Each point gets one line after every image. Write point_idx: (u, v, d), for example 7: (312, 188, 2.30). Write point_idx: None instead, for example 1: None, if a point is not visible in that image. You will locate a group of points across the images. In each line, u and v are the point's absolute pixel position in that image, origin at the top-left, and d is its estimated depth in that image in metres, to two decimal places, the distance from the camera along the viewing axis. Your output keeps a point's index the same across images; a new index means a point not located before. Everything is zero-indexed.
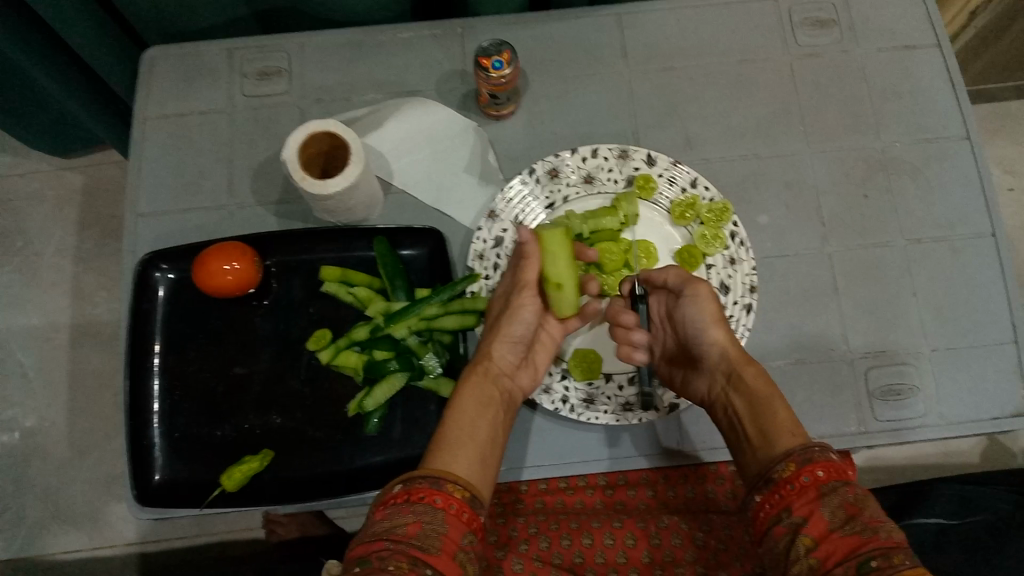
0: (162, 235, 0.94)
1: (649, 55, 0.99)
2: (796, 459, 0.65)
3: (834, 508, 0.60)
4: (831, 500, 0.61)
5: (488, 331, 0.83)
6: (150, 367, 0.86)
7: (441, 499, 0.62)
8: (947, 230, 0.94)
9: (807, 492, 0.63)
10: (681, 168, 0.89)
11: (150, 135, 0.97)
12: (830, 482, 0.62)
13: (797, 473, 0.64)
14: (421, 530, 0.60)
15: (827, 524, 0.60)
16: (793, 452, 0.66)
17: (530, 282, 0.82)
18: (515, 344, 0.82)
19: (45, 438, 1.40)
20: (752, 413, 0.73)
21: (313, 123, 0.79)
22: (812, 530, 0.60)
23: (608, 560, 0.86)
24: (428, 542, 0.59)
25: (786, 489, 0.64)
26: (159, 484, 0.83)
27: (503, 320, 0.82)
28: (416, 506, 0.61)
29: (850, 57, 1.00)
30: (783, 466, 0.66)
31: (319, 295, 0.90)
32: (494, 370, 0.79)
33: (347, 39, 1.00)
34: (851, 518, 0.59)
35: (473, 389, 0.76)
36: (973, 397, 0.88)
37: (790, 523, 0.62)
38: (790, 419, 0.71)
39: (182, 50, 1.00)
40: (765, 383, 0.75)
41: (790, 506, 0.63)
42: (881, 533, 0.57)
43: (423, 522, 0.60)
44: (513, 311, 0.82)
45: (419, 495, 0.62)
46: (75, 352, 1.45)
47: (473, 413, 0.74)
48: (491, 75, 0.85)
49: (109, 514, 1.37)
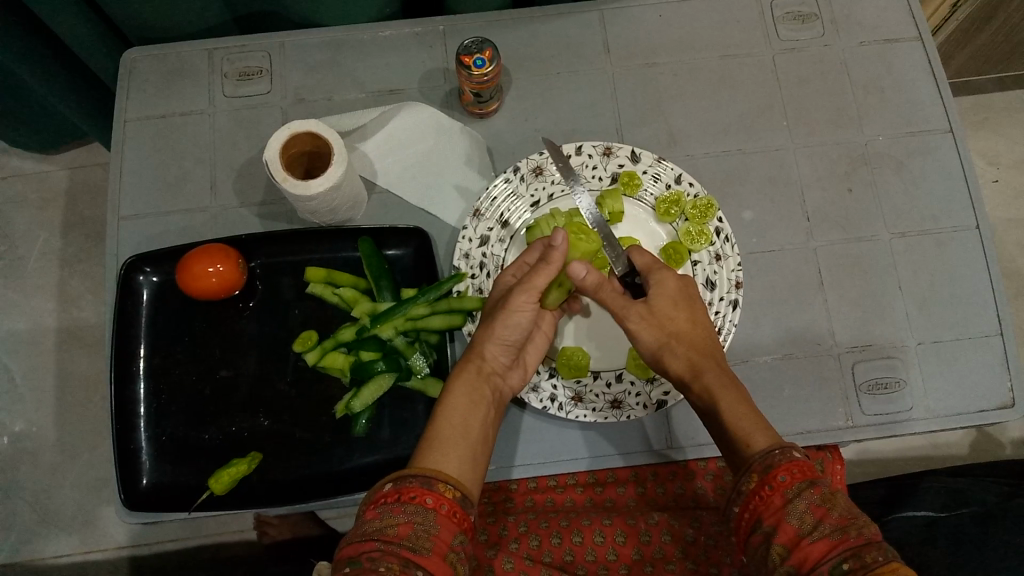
0: (145, 238, 0.93)
1: (632, 51, 0.99)
2: (757, 469, 0.64)
3: (801, 514, 0.60)
4: (798, 506, 0.60)
5: (483, 323, 0.78)
6: (135, 371, 0.86)
7: (432, 499, 0.62)
8: (931, 223, 0.94)
9: (773, 501, 0.62)
10: (665, 164, 0.89)
11: (132, 137, 0.96)
12: (795, 486, 0.62)
13: (762, 482, 0.63)
14: (412, 531, 0.59)
15: (796, 531, 0.59)
16: (755, 462, 0.64)
17: (536, 289, 0.75)
18: (510, 345, 0.78)
19: (33, 443, 1.40)
20: (715, 424, 0.71)
21: (294, 124, 0.79)
22: (784, 538, 0.60)
23: (598, 557, 0.86)
24: (419, 543, 0.59)
25: (753, 499, 0.64)
26: (147, 488, 0.83)
27: (501, 320, 0.76)
28: (406, 506, 0.61)
29: (833, 51, 1.00)
30: (747, 478, 0.64)
31: (304, 296, 0.89)
32: (486, 370, 0.77)
33: (329, 39, 0.99)
34: (819, 521, 0.59)
35: (465, 389, 0.74)
36: (958, 389, 0.88)
37: (762, 533, 0.62)
38: (751, 434, 0.67)
39: (163, 52, 0.99)
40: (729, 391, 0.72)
41: (760, 516, 0.62)
42: (851, 533, 0.57)
43: (414, 522, 0.60)
44: (509, 315, 0.76)
45: (411, 493, 0.62)
46: (62, 356, 1.44)
47: (464, 417, 0.72)
48: (473, 73, 0.84)
49: (99, 518, 1.36)
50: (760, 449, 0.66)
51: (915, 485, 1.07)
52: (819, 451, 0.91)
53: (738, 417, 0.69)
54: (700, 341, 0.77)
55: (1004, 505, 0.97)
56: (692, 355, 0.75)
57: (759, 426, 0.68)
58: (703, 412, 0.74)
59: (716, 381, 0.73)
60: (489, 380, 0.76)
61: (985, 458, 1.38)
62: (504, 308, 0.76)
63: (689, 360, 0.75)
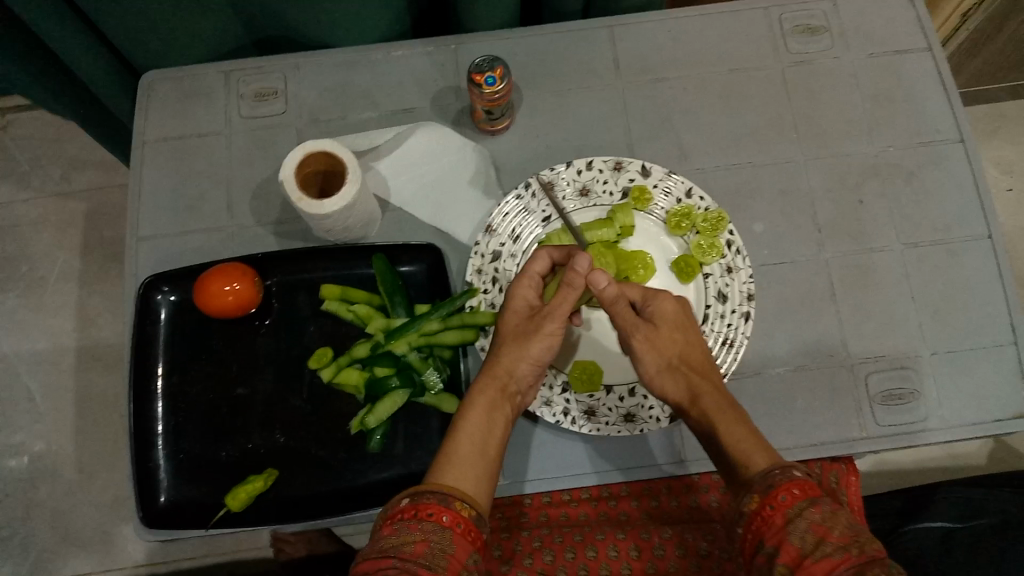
0: (163, 257, 0.95)
1: (642, 66, 1.00)
2: (758, 490, 0.64)
3: (803, 532, 0.60)
4: (799, 525, 0.60)
5: (504, 342, 0.78)
6: (153, 389, 0.87)
7: (449, 517, 0.62)
8: (943, 233, 0.94)
9: (775, 520, 0.62)
10: (675, 178, 0.90)
11: (150, 159, 0.98)
12: (796, 505, 0.62)
13: (763, 502, 0.63)
14: (429, 549, 0.60)
15: (798, 550, 0.59)
16: (754, 483, 0.65)
17: (562, 313, 0.77)
18: (539, 365, 0.78)
19: (53, 462, 1.41)
20: (714, 446, 0.72)
21: (309, 144, 0.80)
22: (786, 558, 0.59)
23: (613, 571, 0.86)
24: (434, 562, 0.59)
25: (756, 519, 0.64)
26: (164, 505, 0.84)
27: (533, 342, 0.77)
28: (423, 524, 0.61)
29: (842, 63, 1.00)
30: (748, 499, 0.65)
31: (319, 313, 0.90)
32: (511, 388, 0.77)
33: (341, 59, 1.01)
34: (821, 540, 0.59)
35: (486, 404, 0.74)
36: (973, 399, 0.87)
37: (766, 553, 0.61)
38: (750, 454, 0.68)
39: (180, 75, 1.01)
40: (726, 411, 0.72)
41: (762, 537, 0.62)
42: (854, 552, 0.57)
43: (430, 541, 0.60)
44: (545, 339, 0.77)
45: (428, 510, 0.62)
46: (81, 375, 1.46)
47: (484, 433, 0.72)
48: (484, 90, 0.85)
49: (118, 536, 1.37)
50: (758, 470, 0.66)
51: (932, 496, 1.06)
52: (833, 462, 0.91)
53: (736, 440, 0.69)
54: (693, 370, 0.77)
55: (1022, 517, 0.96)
56: (692, 378, 0.76)
57: (758, 446, 0.68)
58: (699, 433, 0.75)
59: (713, 405, 0.73)
60: (512, 399, 0.77)
61: (1005, 469, 1.36)
62: (537, 331, 0.77)
63: (688, 383, 0.76)
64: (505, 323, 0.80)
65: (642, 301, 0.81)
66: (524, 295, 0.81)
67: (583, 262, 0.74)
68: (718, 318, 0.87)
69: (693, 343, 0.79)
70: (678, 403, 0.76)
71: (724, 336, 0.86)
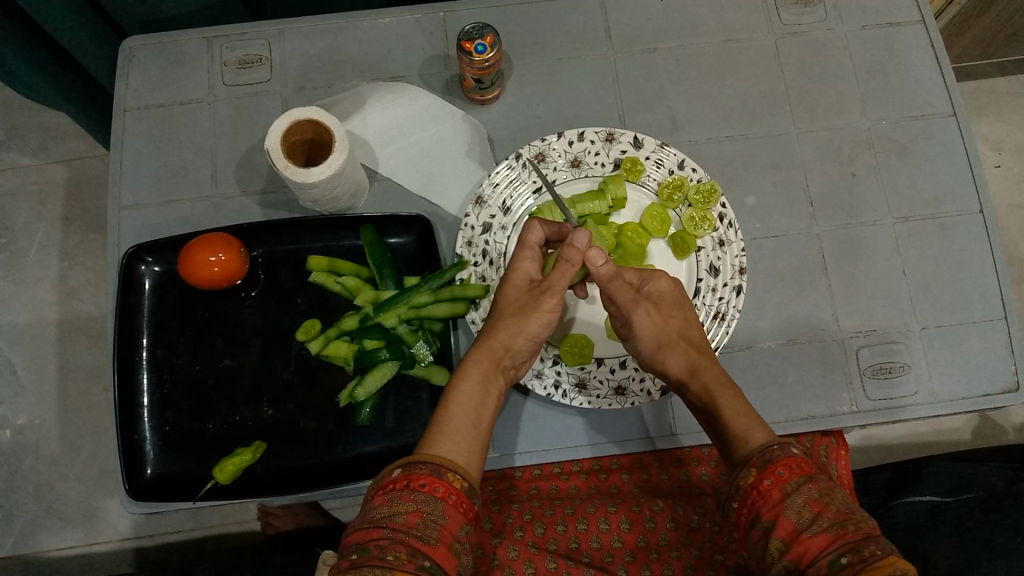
0: (147, 228, 0.93)
1: (634, 37, 0.99)
2: (756, 464, 0.64)
3: (799, 508, 0.60)
4: (795, 500, 0.60)
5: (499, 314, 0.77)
6: (137, 363, 0.85)
7: (442, 489, 0.62)
8: (934, 207, 0.94)
9: (771, 495, 0.62)
10: (668, 149, 0.89)
11: (132, 127, 0.96)
12: (793, 480, 0.61)
13: (760, 477, 0.63)
14: (421, 520, 0.59)
15: (794, 525, 0.59)
16: (752, 457, 0.65)
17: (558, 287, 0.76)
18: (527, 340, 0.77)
19: (35, 436, 1.40)
20: (710, 421, 0.72)
21: (294, 111, 0.78)
22: (782, 533, 0.60)
23: (603, 545, 0.86)
24: (428, 533, 0.59)
25: (751, 493, 0.64)
26: (150, 479, 0.83)
27: (534, 316, 0.76)
28: (416, 495, 0.60)
29: (835, 35, 0.99)
30: (745, 473, 0.64)
31: (306, 285, 0.89)
32: (505, 361, 0.76)
33: (328, 26, 0.99)
34: (817, 516, 0.59)
35: (477, 377, 0.73)
36: (962, 373, 0.88)
37: (761, 528, 0.62)
38: (748, 430, 0.68)
39: (161, 41, 0.99)
40: (724, 385, 0.73)
41: (758, 511, 0.62)
42: (849, 528, 0.58)
43: (423, 511, 0.60)
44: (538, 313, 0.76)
45: (421, 481, 0.61)
46: (63, 349, 1.44)
47: (476, 405, 0.71)
48: (474, 59, 0.84)
49: (102, 510, 1.36)
50: (757, 445, 0.66)
51: (919, 469, 1.06)
52: (824, 434, 0.93)
53: (736, 415, 0.70)
54: (688, 350, 0.77)
55: (1007, 490, 0.97)
56: (692, 355, 0.76)
57: (755, 423, 0.68)
58: (697, 408, 0.75)
59: (711, 382, 0.73)
60: (505, 372, 0.76)
61: (989, 443, 1.38)
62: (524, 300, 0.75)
63: (689, 358, 0.76)
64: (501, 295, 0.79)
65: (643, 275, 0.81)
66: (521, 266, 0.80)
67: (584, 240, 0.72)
68: (709, 291, 0.86)
69: (688, 323, 0.79)
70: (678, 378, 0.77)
71: (714, 309, 0.86)
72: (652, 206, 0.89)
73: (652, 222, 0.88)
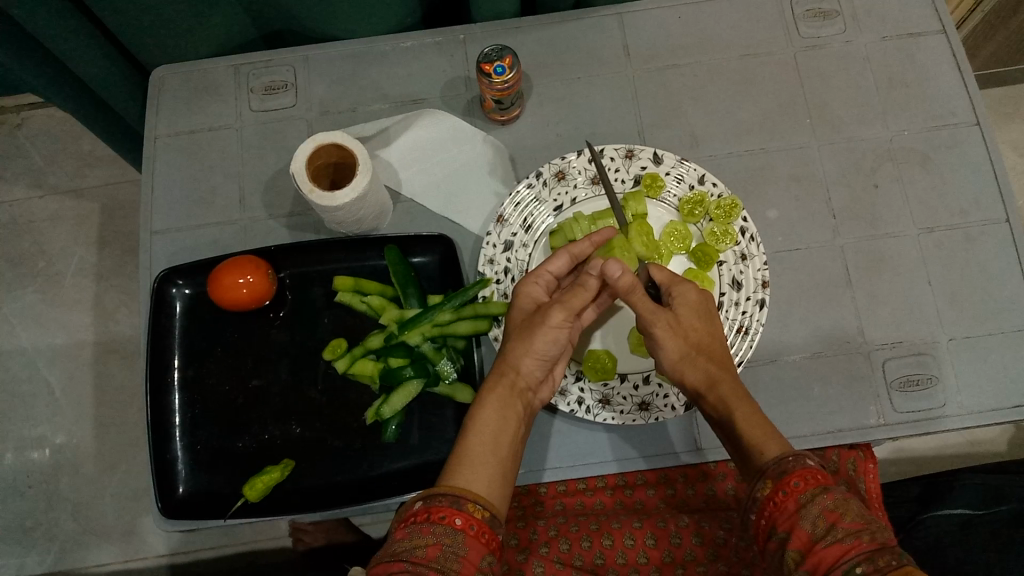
0: (178, 251, 0.95)
1: (652, 54, 0.99)
2: (772, 475, 0.64)
3: (814, 518, 0.60)
4: (811, 510, 0.60)
5: (514, 337, 0.79)
6: (169, 383, 0.87)
7: (462, 520, 0.62)
8: (960, 217, 0.93)
9: (787, 506, 0.62)
10: (688, 165, 0.89)
11: (163, 153, 0.98)
12: (808, 491, 0.61)
13: (775, 488, 0.63)
14: (441, 553, 0.60)
15: (809, 536, 0.60)
16: (768, 468, 0.65)
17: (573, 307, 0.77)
18: (546, 360, 0.78)
19: (73, 454, 1.43)
20: (727, 433, 0.72)
21: (320, 135, 0.80)
22: (798, 543, 0.60)
23: (629, 560, 0.87)
24: (447, 565, 0.59)
25: (768, 505, 0.64)
26: (183, 497, 0.85)
27: (541, 334, 0.77)
28: (435, 527, 0.62)
29: (854, 47, 0.99)
30: (761, 484, 0.65)
31: (333, 305, 0.91)
32: (520, 385, 0.77)
33: (351, 51, 1.01)
34: (832, 526, 0.59)
35: (497, 403, 0.75)
36: (991, 384, 0.87)
37: (778, 539, 0.62)
38: (763, 440, 0.68)
39: (190, 69, 1.01)
40: (741, 398, 0.72)
41: (774, 523, 0.63)
42: (864, 537, 0.57)
43: (442, 544, 0.61)
44: (550, 333, 0.77)
45: (441, 514, 0.62)
46: (100, 369, 1.47)
47: (496, 432, 0.73)
48: (494, 80, 0.85)
49: (139, 527, 1.39)
50: (772, 456, 0.66)
51: (950, 482, 1.05)
52: (850, 448, 0.92)
53: (750, 425, 0.70)
54: (707, 359, 0.76)
55: None
56: (709, 366, 0.76)
57: (771, 435, 0.68)
58: (715, 420, 0.75)
59: (730, 392, 0.73)
60: (522, 396, 0.77)
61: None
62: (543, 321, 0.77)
63: (707, 370, 0.76)
64: (514, 320, 0.81)
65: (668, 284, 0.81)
66: (530, 291, 0.82)
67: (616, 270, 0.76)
68: (733, 305, 0.86)
69: (715, 333, 0.79)
70: (696, 390, 0.76)
71: (738, 323, 0.85)
72: (674, 222, 0.90)
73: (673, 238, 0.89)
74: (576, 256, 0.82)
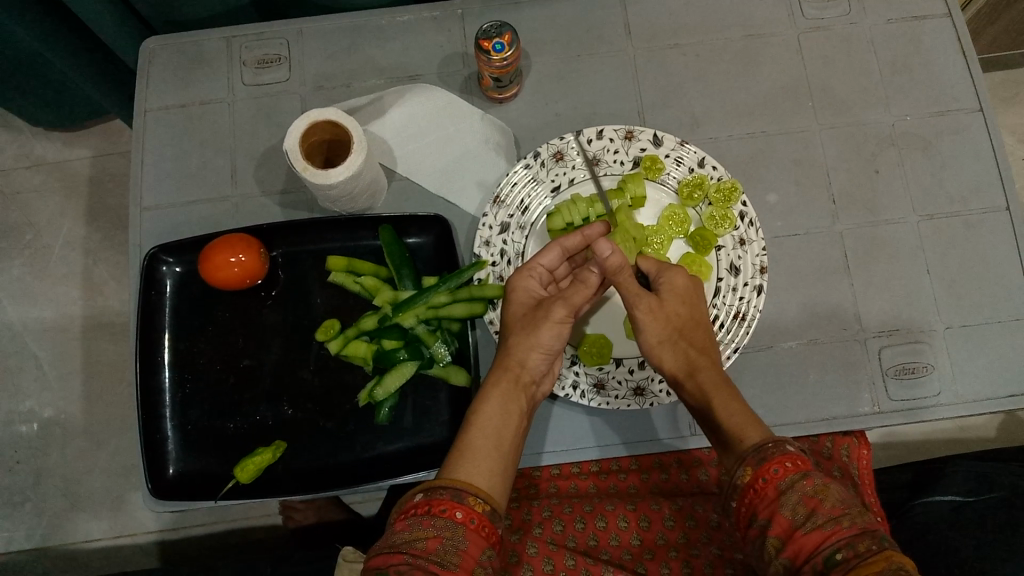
0: (167, 228, 0.94)
1: (653, 33, 0.98)
2: (751, 462, 0.64)
3: (794, 505, 0.60)
4: (790, 497, 0.60)
5: (517, 331, 0.78)
6: (159, 363, 0.86)
7: (462, 513, 0.62)
8: (960, 205, 0.92)
9: (767, 493, 0.62)
10: (688, 148, 0.88)
11: (152, 128, 0.96)
12: (788, 477, 0.61)
13: (755, 475, 0.63)
14: (441, 545, 0.60)
15: (790, 523, 0.59)
16: (747, 455, 0.64)
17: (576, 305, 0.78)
18: (551, 354, 0.78)
19: (61, 429, 1.42)
20: (707, 421, 0.72)
21: (314, 112, 0.78)
22: (778, 530, 0.60)
23: (622, 543, 0.86)
24: (445, 558, 0.59)
25: (748, 492, 0.63)
26: (173, 477, 0.84)
27: (541, 327, 0.77)
28: (436, 520, 0.61)
29: (859, 29, 0.98)
30: (741, 471, 0.64)
31: (326, 285, 0.89)
32: (524, 379, 0.77)
33: (345, 25, 0.99)
34: (812, 513, 0.59)
35: (501, 399, 0.74)
36: (986, 373, 0.86)
37: (758, 526, 0.62)
38: (742, 428, 0.68)
39: (181, 42, 0.99)
40: (720, 384, 0.73)
41: (755, 509, 0.62)
42: (844, 524, 0.57)
43: (442, 537, 0.60)
44: (554, 327, 0.77)
45: (441, 507, 0.62)
46: (88, 344, 1.46)
47: (500, 426, 0.72)
48: (492, 58, 0.83)
49: (127, 502, 1.38)
50: (752, 443, 0.65)
51: (943, 468, 1.05)
52: (844, 434, 0.92)
53: (730, 414, 0.69)
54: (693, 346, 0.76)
55: None
56: (690, 351, 0.76)
57: (750, 421, 0.68)
58: (695, 408, 0.74)
59: (710, 379, 0.73)
60: (527, 390, 0.77)
61: (1015, 439, 1.36)
62: (545, 317, 0.77)
63: (685, 355, 0.76)
64: (511, 314, 0.80)
65: (657, 271, 0.80)
66: (527, 286, 0.81)
67: (606, 250, 0.74)
68: (730, 291, 0.86)
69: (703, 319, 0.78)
70: (675, 374, 0.76)
71: (736, 309, 0.85)
72: (672, 205, 0.89)
73: (671, 223, 0.88)
74: (568, 250, 0.81)
